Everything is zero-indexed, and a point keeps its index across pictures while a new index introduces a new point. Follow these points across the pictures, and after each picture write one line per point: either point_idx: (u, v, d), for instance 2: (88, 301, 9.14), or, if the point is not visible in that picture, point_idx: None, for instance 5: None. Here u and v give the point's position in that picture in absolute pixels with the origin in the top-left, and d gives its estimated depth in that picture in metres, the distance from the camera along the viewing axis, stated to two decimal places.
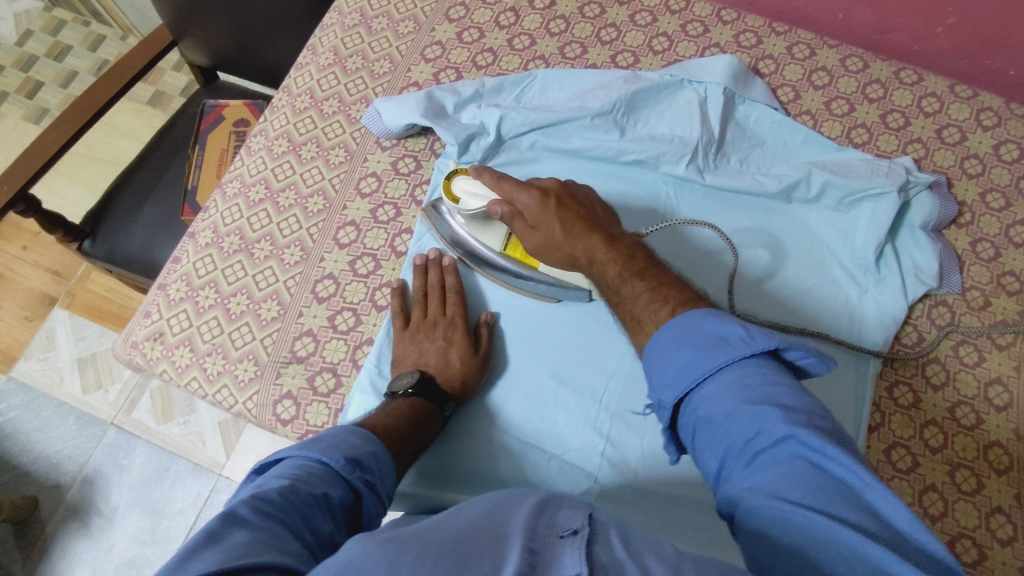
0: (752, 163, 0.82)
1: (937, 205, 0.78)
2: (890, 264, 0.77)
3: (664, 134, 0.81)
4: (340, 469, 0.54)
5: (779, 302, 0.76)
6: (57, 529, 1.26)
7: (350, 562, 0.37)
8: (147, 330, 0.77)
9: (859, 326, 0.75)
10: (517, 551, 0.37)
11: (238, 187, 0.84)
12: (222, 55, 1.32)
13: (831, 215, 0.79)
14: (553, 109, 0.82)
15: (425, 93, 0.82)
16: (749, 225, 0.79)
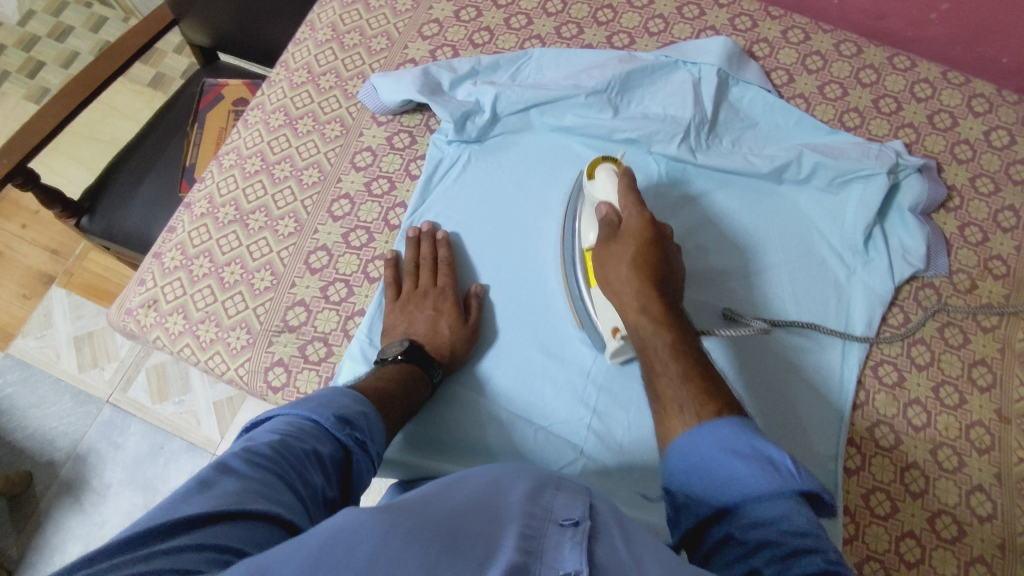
0: (744, 144, 0.82)
1: (926, 188, 0.79)
2: (878, 245, 0.77)
3: (657, 113, 0.82)
4: (330, 428, 0.55)
5: (767, 283, 0.76)
6: (52, 504, 1.29)
7: (345, 525, 0.38)
8: (141, 297, 0.78)
9: (846, 308, 0.76)
10: (511, 539, 0.38)
11: (234, 159, 0.85)
12: (222, 31, 1.32)
13: (821, 197, 0.80)
14: (548, 86, 0.82)
15: (422, 69, 0.83)
16: (740, 205, 0.80)
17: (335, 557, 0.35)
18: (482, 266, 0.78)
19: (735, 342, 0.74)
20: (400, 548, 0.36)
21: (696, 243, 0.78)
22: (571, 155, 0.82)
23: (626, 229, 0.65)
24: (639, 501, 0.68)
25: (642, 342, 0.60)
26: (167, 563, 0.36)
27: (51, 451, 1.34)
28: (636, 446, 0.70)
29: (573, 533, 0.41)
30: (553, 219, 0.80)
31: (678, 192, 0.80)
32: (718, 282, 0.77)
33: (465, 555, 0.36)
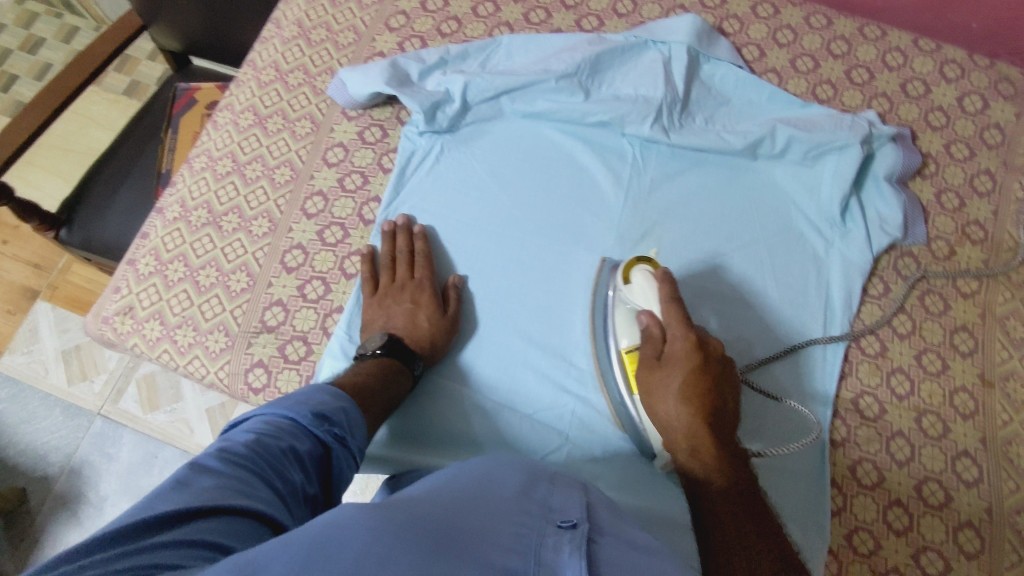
0: (718, 122, 0.82)
1: (901, 156, 0.79)
2: (855, 216, 0.77)
3: (628, 94, 0.81)
4: (308, 424, 0.54)
5: (745, 261, 0.76)
6: (48, 519, 1.28)
7: (335, 523, 0.37)
8: (117, 305, 0.78)
9: (826, 281, 0.75)
10: (506, 541, 0.40)
11: (205, 161, 0.84)
12: (191, 36, 1.31)
13: (796, 171, 0.79)
14: (518, 72, 0.81)
15: (389, 61, 0.82)
16: (716, 183, 0.79)
17: (326, 555, 0.35)
18: (459, 257, 0.78)
19: (715, 320, 0.74)
20: (393, 547, 0.36)
21: (673, 223, 0.78)
22: (542, 143, 0.82)
23: (671, 353, 0.63)
24: (625, 483, 0.68)
25: (694, 480, 0.61)
26: (151, 560, 0.37)
27: (43, 466, 1.33)
28: (621, 430, 0.70)
29: (572, 536, 0.41)
30: (528, 206, 0.79)
31: (653, 174, 0.80)
32: (695, 262, 0.76)
33: (460, 557, 0.36)
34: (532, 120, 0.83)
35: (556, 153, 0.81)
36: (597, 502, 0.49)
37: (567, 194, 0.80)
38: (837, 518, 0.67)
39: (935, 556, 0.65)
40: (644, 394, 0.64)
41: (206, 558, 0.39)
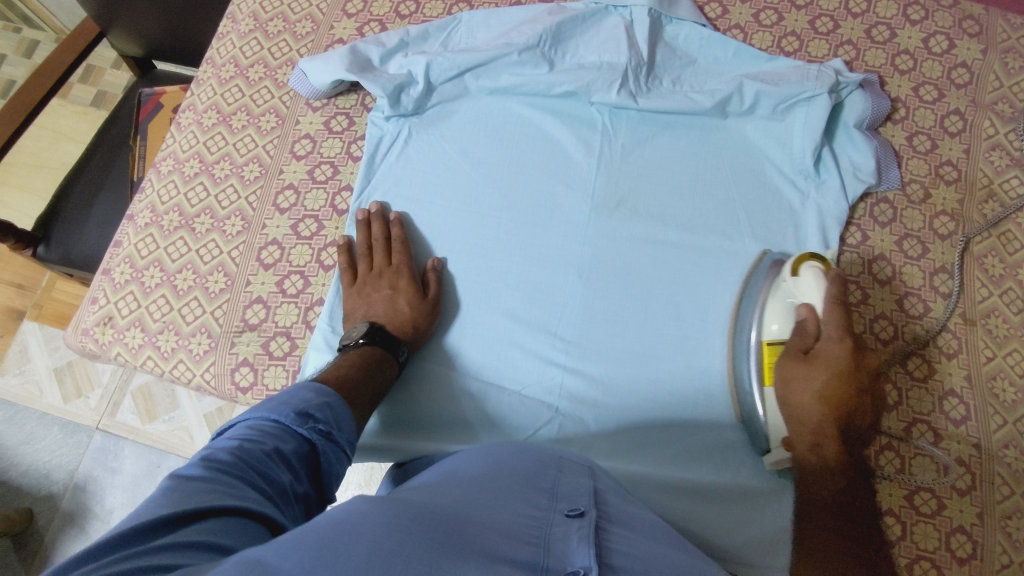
0: (685, 83, 0.81)
1: (870, 102, 0.78)
2: (829, 165, 0.76)
3: (593, 62, 0.80)
4: (291, 424, 0.54)
5: (722, 219, 0.76)
6: (57, 537, 1.28)
7: (346, 517, 0.37)
8: (96, 316, 0.78)
9: (807, 233, 0.74)
10: (521, 529, 0.40)
11: (172, 164, 0.84)
12: (150, 39, 1.28)
13: (768, 126, 0.78)
14: (479, 48, 0.80)
15: (349, 46, 0.81)
16: (688, 145, 0.79)
17: (337, 548, 0.34)
18: (436, 239, 0.77)
19: (695, 282, 0.73)
20: (402, 540, 0.35)
21: (647, 189, 0.77)
22: (510, 118, 0.81)
23: (822, 349, 0.61)
24: (619, 451, 0.69)
25: (808, 473, 0.61)
26: (153, 560, 0.36)
27: (47, 485, 1.32)
28: (610, 398, 0.70)
29: (581, 525, 0.41)
30: (502, 183, 0.79)
31: (624, 141, 0.80)
32: (672, 225, 0.76)
33: (471, 548, 0.36)
34: (497, 96, 0.82)
35: (524, 128, 0.81)
36: (605, 488, 0.50)
37: (540, 168, 0.79)
38: None
39: (929, 496, 0.66)
40: (779, 382, 0.62)
41: (208, 557, 0.38)
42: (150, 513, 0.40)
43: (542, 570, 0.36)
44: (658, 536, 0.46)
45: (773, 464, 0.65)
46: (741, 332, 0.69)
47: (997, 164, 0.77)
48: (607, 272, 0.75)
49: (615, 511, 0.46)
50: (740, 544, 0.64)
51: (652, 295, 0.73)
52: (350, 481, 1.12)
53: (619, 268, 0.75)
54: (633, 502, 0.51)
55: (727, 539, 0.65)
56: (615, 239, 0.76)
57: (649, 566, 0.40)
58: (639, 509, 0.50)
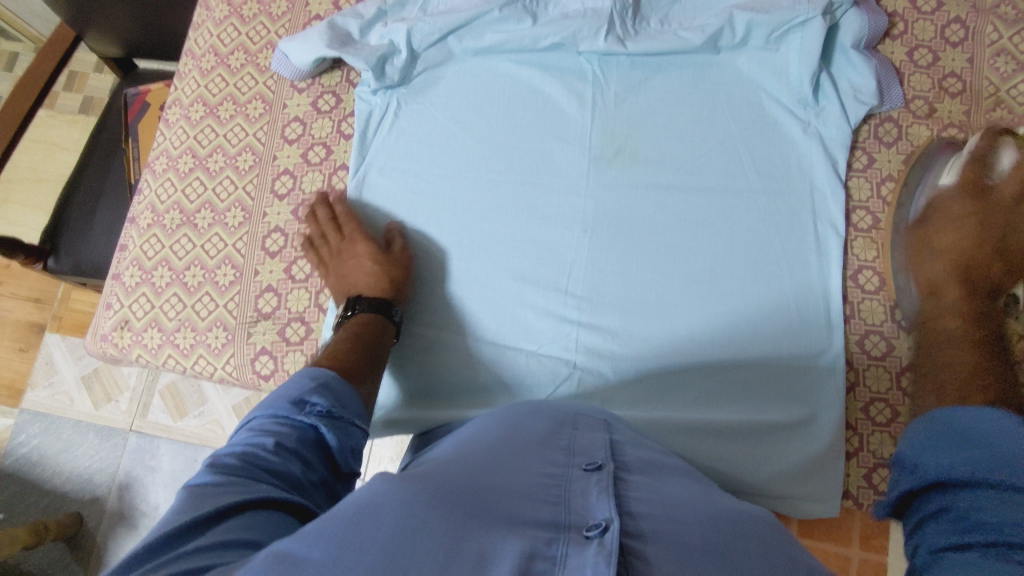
0: (674, 21, 0.78)
1: (866, 20, 0.75)
2: (828, 92, 0.74)
3: (576, 10, 0.78)
4: (290, 414, 0.54)
5: (723, 158, 0.74)
6: (108, 536, 1.32)
7: (367, 499, 0.38)
8: (113, 321, 0.79)
9: (811, 161, 0.73)
10: (543, 490, 0.40)
11: (166, 162, 0.84)
12: (130, 38, 1.26)
13: (762, 57, 0.76)
14: (459, 8, 0.78)
15: (327, 22, 0.79)
16: (683, 86, 0.77)
17: (362, 529, 0.35)
18: (437, 209, 0.77)
19: (701, 224, 0.72)
20: (424, 516, 0.36)
21: (645, 135, 0.76)
22: (499, 79, 0.80)
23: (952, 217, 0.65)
24: (641, 400, 0.69)
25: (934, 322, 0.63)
26: (187, 564, 0.37)
27: (92, 489, 1.35)
28: (627, 348, 0.71)
29: (599, 478, 0.41)
30: (496, 145, 0.78)
31: (617, 89, 0.78)
32: (675, 170, 0.75)
33: (492, 516, 0.37)
34: (483, 56, 0.81)
35: (514, 86, 0.79)
36: (624, 439, 0.50)
37: (533, 126, 0.78)
38: (851, 393, 0.68)
39: None
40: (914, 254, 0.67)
41: (240, 551, 0.39)
42: (175, 521, 0.41)
43: (564, 527, 0.36)
44: (680, 480, 0.46)
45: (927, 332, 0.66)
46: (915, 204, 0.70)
47: (1003, 70, 0.75)
48: (612, 223, 0.74)
49: (633, 460, 0.46)
50: (763, 481, 0.66)
51: (659, 242, 0.73)
52: (381, 456, 1.17)
53: (624, 218, 0.74)
54: (655, 450, 0.51)
55: (754, 475, 0.66)
56: (616, 190, 0.75)
57: (671, 509, 0.40)
58: (662, 455, 0.51)
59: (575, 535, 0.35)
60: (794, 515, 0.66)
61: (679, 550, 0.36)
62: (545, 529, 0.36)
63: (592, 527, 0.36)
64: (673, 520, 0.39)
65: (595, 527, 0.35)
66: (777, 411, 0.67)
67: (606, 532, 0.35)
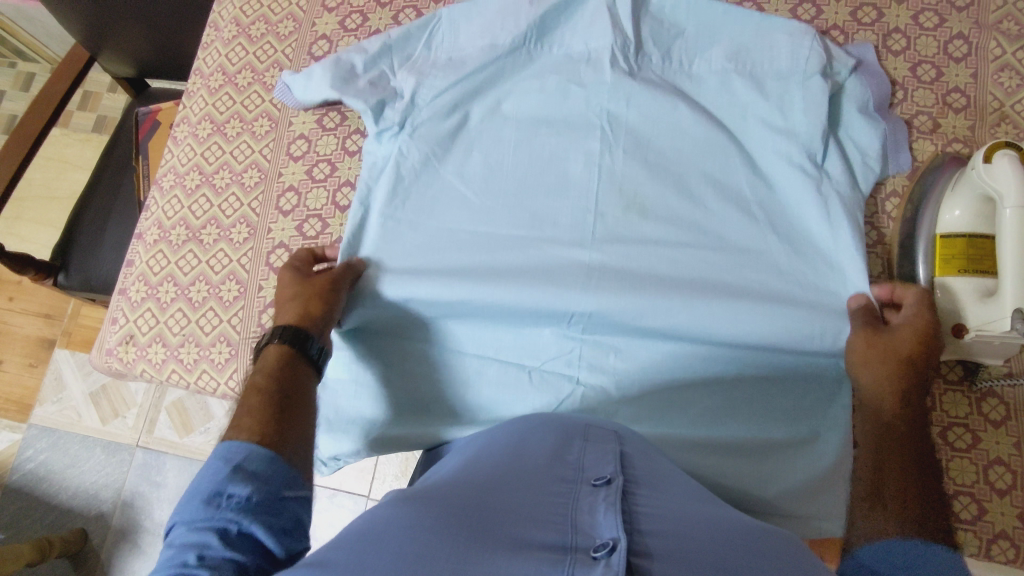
0: (677, 58, 0.77)
1: (866, 88, 0.74)
2: (835, 154, 0.71)
3: (580, 52, 0.78)
4: (203, 516, 0.46)
5: (734, 216, 0.71)
6: (111, 553, 1.32)
7: (373, 527, 0.38)
8: (118, 336, 0.79)
9: (820, 219, 0.69)
10: (548, 511, 0.39)
11: (173, 179, 0.85)
12: (143, 59, 1.29)
13: (768, 113, 0.73)
14: (465, 61, 0.78)
15: (332, 59, 0.79)
16: (693, 136, 0.73)
17: (365, 558, 0.35)
18: (433, 263, 0.73)
19: (715, 286, 0.69)
20: (427, 542, 0.36)
21: (654, 191, 0.72)
22: (504, 131, 0.77)
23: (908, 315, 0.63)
24: (645, 415, 0.68)
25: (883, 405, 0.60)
26: None
27: (96, 505, 1.35)
28: (631, 365, 0.70)
29: (607, 493, 0.41)
30: (497, 198, 0.75)
31: (626, 145, 0.75)
32: (681, 226, 0.71)
33: (496, 541, 0.36)
34: (486, 106, 0.78)
35: (518, 137, 0.77)
36: (632, 451, 0.50)
37: (537, 182, 0.75)
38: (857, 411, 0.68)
39: (963, 431, 0.66)
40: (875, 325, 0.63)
41: None
42: None
43: (572, 547, 0.35)
44: (688, 493, 0.46)
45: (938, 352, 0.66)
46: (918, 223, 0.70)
47: (1007, 85, 0.75)
48: (621, 283, 0.69)
49: (641, 473, 0.45)
50: (771, 497, 0.65)
51: (667, 294, 0.68)
52: (385, 473, 1.18)
53: (632, 276, 0.70)
54: (666, 465, 0.50)
55: (763, 491, 0.65)
56: (625, 258, 0.71)
57: (680, 526, 0.39)
58: (670, 469, 0.50)
59: (582, 556, 0.35)
60: (806, 535, 0.65)
61: (684, 569, 0.35)
62: (552, 551, 0.35)
63: (599, 547, 0.35)
64: (678, 537, 0.38)
65: (602, 547, 0.35)
66: (782, 426, 0.67)
67: (614, 553, 0.34)
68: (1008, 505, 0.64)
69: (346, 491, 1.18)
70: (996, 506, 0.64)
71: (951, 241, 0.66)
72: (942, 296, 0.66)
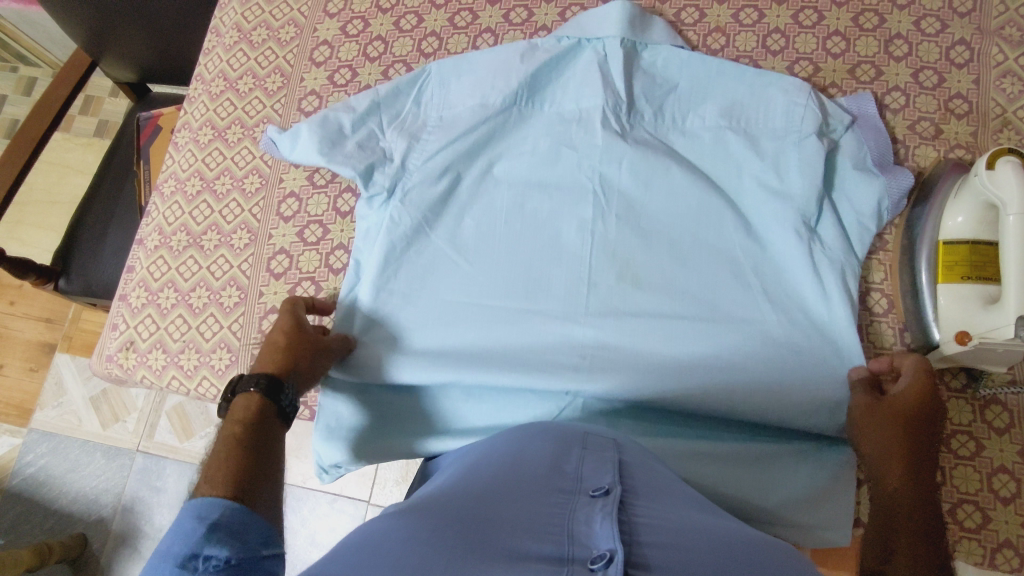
0: (669, 114, 0.76)
1: (865, 143, 0.72)
2: (829, 220, 0.70)
3: (571, 110, 0.77)
4: None
5: (730, 284, 0.68)
6: (111, 559, 1.31)
7: (369, 540, 0.38)
8: (118, 342, 0.79)
9: (817, 290, 0.66)
10: (545, 522, 0.39)
11: (174, 185, 0.85)
12: (144, 65, 1.29)
13: (764, 177, 0.71)
14: (456, 121, 0.77)
15: (320, 116, 0.77)
16: (689, 199, 0.71)
17: (362, 566, 0.35)
18: (421, 328, 0.71)
19: (711, 361, 0.66)
20: (423, 553, 0.35)
21: (647, 259, 0.70)
22: (496, 194, 0.75)
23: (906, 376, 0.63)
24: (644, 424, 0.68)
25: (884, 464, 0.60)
26: None
27: (96, 510, 1.35)
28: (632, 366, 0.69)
29: (605, 503, 0.41)
30: (486, 258, 0.73)
31: (619, 210, 0.73)
32: (676, 296, 0.68)
33: (493, 552, 0.35)
34: (478, 166, 0.76)
35: (509, 198, 0.75)
36: (631, 459, 0.49)
37: (528, 248, 0.73)
38: None
39: (966, 438, 0.66)
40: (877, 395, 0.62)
41: None
42: None
43: (569, 559, 0.35)
44: (688, 503, 0.45)
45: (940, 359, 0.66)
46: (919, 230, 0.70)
47: (1009, 91, 0.75)
48: (614, 357, 0.67)
49: (639, 484, 0.45)
50: (771, 506, 0.64)
51: (665, 362, 0.66)
52: (386, 478, 1.18)
53: (626, 349, 0.67)
54: (665, 474, 0.50)
55: (764, 499, 0.64)
56: (617, 332, 0.68)
57: (681, 538, 0.39)
58: (669, 478, 0.49)
59: (578, 568, 0.34)
60: (806, 544, 0.65)
61: None
62: (549, 563, 0.35)
63: (596, 558, 0.35)
64: (677, 549, 0.38)
65: (599, 559, 0.34)
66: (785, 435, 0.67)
67: (611, 565, 0.34)
68: (1012, 513, 0.63)
69: (346, 496, 1.18)
70: (1000, 515, 0.64)
71: (953, 247, 0.66)
72: (944, 304, 0.66)
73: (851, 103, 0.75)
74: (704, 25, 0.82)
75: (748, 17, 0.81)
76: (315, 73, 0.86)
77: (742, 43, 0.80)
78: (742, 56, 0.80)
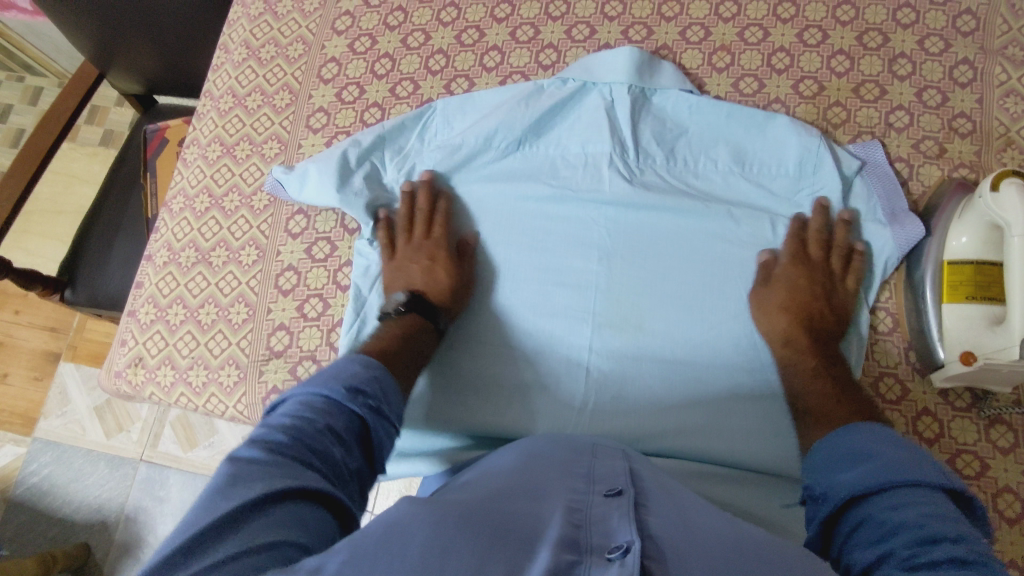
0: (680, 157, 0.77)
1: (874, 192, 0.74)
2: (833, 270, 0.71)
3: (578, 153, 0.78)
4: (341, 399, 0.54)
5: (731, 330, 0.69)
6: (115, 568, 1.31)
7: (393, 521, 0.38)
8: (127, 357, 0.80)
9: None
10: (562, 515, 0.40)
11: (183, 201, 0.86)
12: (151, 77, 1.30)
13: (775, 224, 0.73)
14: (467, 161, 0.79)
15: (325, 154, 0.78)
16: (690, 245, 0.72)
17: (392, 545, 0.36)
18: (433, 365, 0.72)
19: (712, 400, 0.68)
20: (451, 536, 0.37)
21: (654, 307, 0.71)
22: (503, 234, 0.76)
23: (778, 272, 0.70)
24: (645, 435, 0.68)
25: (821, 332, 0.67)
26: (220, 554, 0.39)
27: (100, 520, 1.35)
28: (632, 386, 0.69)
29: (620, 504, 0.41)
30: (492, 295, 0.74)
31: (625, 254, 0.73)
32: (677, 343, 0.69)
33: (516, 540, 0.37)
34: (485, 205, 0.77)
35: (516, 238, 0.75)
36: (640, 469, 0.50)
37: (532, 290, 0.73)
38: None
39: (972, 457, 0.66)
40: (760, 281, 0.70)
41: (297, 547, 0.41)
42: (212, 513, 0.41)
43: (586, 548, 0.36)
44: (700, 505, 0.46)
45: (945, 379, 0.66)
46: (924, 250, 0.70)
47: (1012, 111, 0.75)
48: (617, 400, 0.69)
49: (650, 490, 0.46)
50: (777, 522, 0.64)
51: (667, 414, 0.68)
52: (391, 489, 1.18)
53: (627, 394, 0.69)
54: (672, 482, 0.50)
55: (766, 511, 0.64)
56: (620, 377, 0.69)
57: (692, 535, 0.40)
58: (677, 487, 0.50)
59: (597, 558, 0.35)
60: None
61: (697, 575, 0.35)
62: (568, 550, 0.36)
63: (615, 549, 0.36)
64: (693, 546, 0.39)
65: (617, 549, 0.36)
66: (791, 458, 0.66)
67: (629, 553, 0.35)
68: (1017, 533, 0.64)
69: None
70: (1005, 535, 0.64)
71: (958, 267, 0.67)
72: (949, 324, 0.66)
73: (859, 148, 0.76)
74: (710, 43, 0.82)
75: (754, 36, 0.82)
76: (324, 89, 0.87)
77: (747, 61, 0.81)
78: (746, 74, 0.81)
